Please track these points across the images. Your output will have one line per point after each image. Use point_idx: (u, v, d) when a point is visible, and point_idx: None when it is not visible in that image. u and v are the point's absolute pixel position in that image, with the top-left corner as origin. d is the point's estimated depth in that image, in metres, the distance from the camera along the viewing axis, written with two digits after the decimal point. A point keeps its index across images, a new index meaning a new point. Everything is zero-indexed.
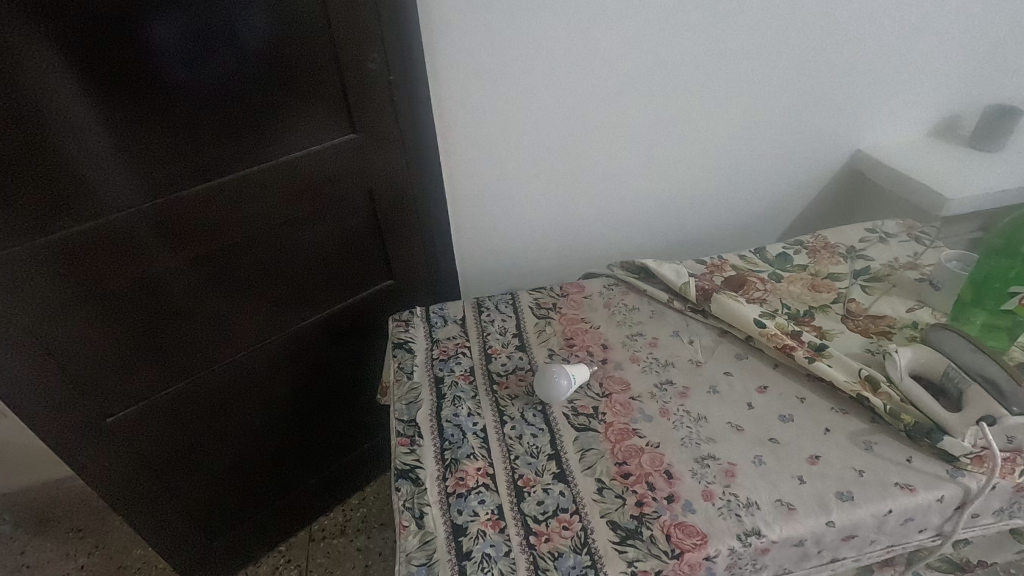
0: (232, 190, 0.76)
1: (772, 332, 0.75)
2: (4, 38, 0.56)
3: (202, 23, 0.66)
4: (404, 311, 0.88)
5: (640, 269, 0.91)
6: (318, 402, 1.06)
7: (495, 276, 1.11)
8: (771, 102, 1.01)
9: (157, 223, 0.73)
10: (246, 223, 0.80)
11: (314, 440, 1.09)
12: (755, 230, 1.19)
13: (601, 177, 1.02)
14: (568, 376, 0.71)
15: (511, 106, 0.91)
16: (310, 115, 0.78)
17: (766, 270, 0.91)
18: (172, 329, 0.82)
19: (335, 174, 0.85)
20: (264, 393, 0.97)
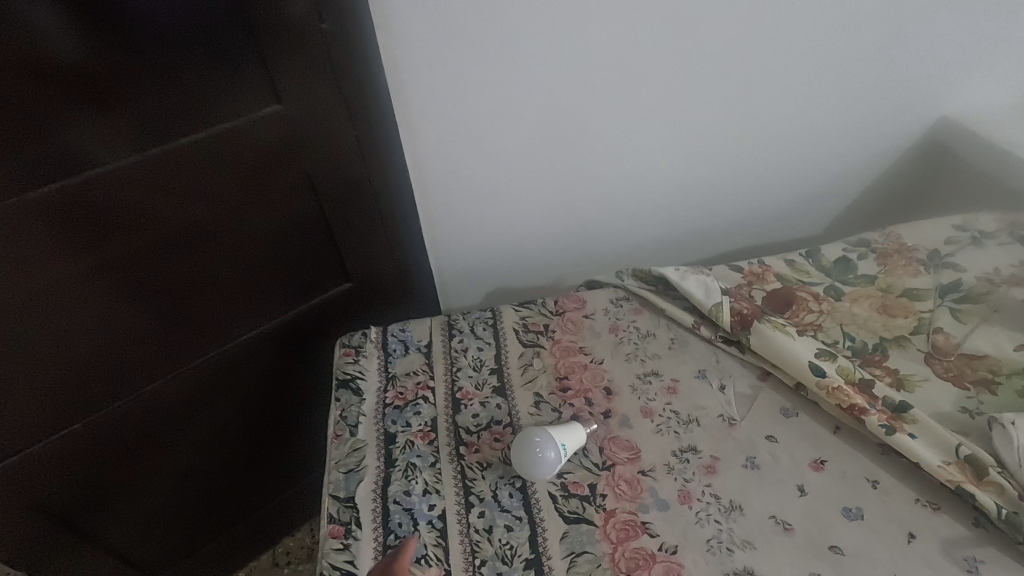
0: (146, 169, 0.59)
1: (835, 384, 0.56)
2: None
3: None
4: (356, 333, 0.70)
5: (658, 279, 0.69)
6: (272, 424, 0.90)
7: (481, 273, 0.91)
8: (841, 41, 0.75)
9: (49, 212, 0.56)
10: (167, 212, 0.62)
11: (267, 465, 0.94)
12: (806, 218, 0.96)
13: (612, 147, 0.80)
14: (556, 447, 0.53)
15: (490, 57, 0.68)
16: (246, 75, 0.59)
17: (821, 282, 0.70)
18: (92, 346, 0.66)
19: (279, 150, 0.66)
20: (206, 413, 0.81)
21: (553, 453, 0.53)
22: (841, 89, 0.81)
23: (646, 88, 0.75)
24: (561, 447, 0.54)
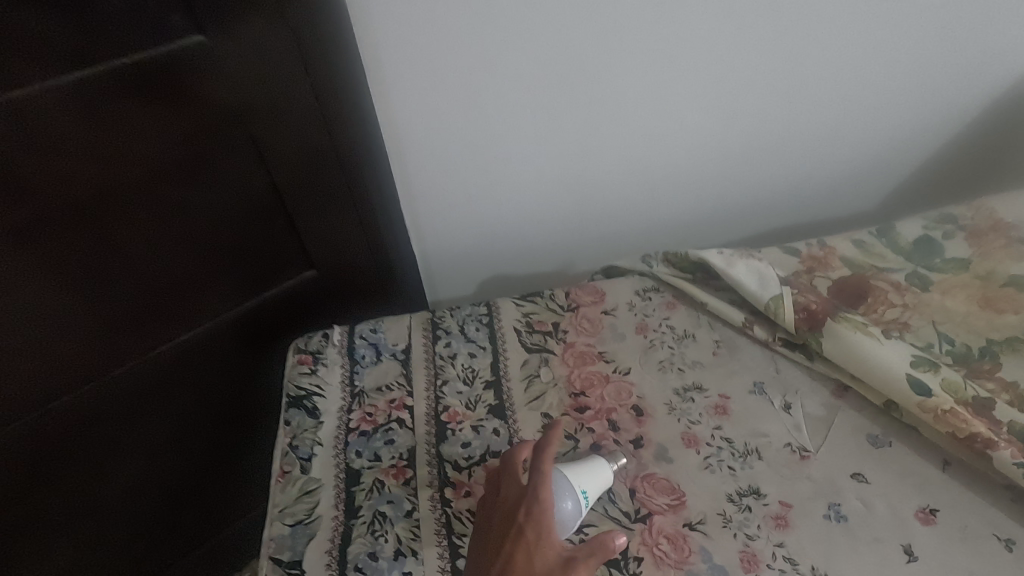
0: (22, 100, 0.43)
1: (945, 406, 0.42)
2: None
3: None
4: (315, 335, 0.55)
5: (695, 266, 0.56)
6: (217, 454, 0.70)
7: (475, 260, 0.76)
8: None
9: None
10: (58, 165, 0.46)
11: (221, 512, 0.74)
12: (868, 195, 0.77)
13: (630, 91, 0.62)
14: (575, 496, 0.39)
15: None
16: None
17: (900, 268, 0.56)
18: None
19: (214, 92, 0.50)
20: (142, 445, 0.62)
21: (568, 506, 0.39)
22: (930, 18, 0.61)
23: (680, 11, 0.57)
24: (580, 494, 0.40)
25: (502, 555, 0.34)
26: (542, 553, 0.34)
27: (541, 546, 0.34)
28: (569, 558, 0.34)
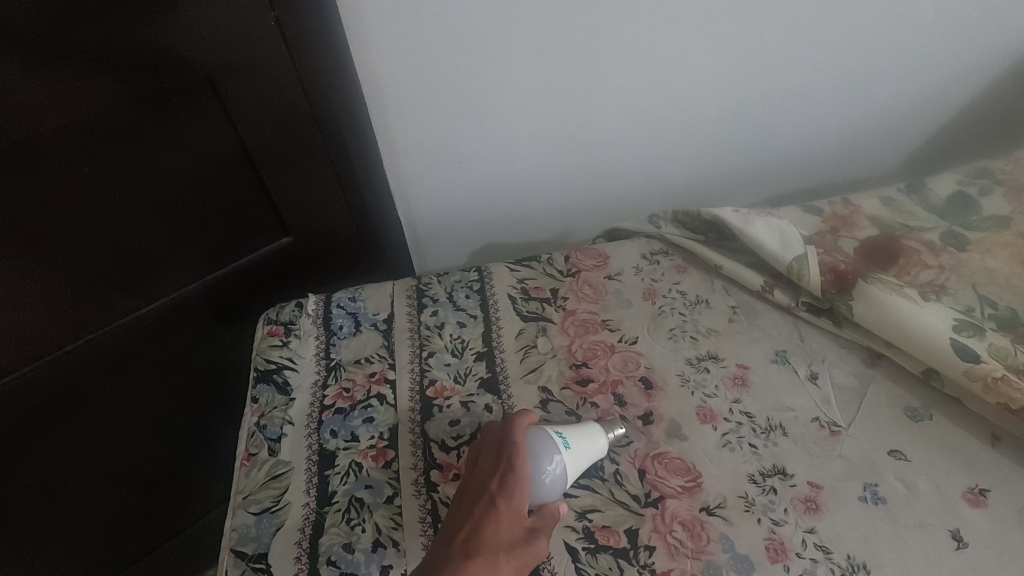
0: None
1: (997, 372, 0.37)
2: None
3: None
4: (288, 305, 0.50)
5: (708, 225, 0.50)
6: (182, 437, 0.64)
7: (466, 227, 0.71)
8: None
9: None
10: None
11: (194, 500, 0.69)
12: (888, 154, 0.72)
13: (635, 32, 0.55)
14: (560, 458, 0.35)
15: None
16: None
17: (934, 226, 0.51)
18: None
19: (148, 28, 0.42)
20: (94, 433, 0.57)
21: (549, 464, 0.35)
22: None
23: None
24: (558, 439, 0.36)
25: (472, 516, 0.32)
26: (511, 521, 0.32)
27: (513, 513, 0.32)
28: (534, 526, 0.32)
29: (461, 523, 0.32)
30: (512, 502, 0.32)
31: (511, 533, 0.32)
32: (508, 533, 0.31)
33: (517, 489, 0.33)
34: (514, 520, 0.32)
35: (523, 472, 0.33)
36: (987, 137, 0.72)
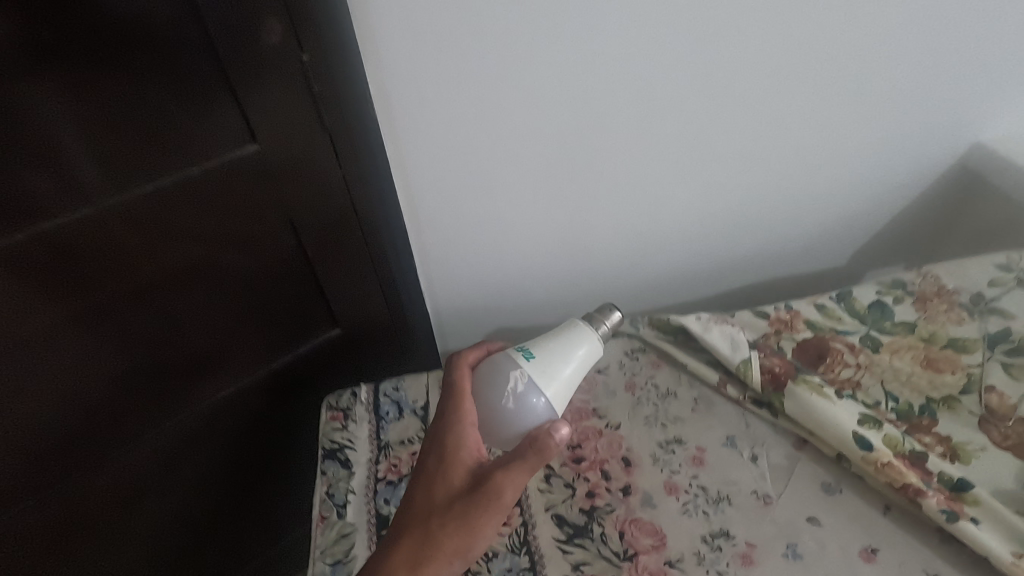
0: (98, 220, 0.53)
1: (885, 459, 0.50)
2: None
3: None
4: (345, 393, 0.63)
5: (677, 329, 0.64)
6: (241, 471, 0.78)
7: (481, 314, 0.84)
8: (879, 60, 0.66)
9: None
10: (127, 264, 0.56)
11: (246, 530, 0.85)
12: (825, 248, 0.87)
13: (618, 172, 0.70)
14: (524, 377, 0.47)
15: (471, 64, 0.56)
16: (212, 101, 0.52)
17: (856, 330, 0.64)
18: (43, 414, 0.59)
19: (250, 196, 0.59)
20: (179, 480, 0.73)
21: (509, 381, 0.47)
22: (875, 102, 0.70)
23: (661, 110, 0.65)
24: (521, 356, 0.49)
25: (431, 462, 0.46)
26: (456, 465, 0.45)
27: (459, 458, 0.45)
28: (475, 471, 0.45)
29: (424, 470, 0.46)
30: (455, 450, 0.46)
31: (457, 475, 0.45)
32: (454, 476, 0.45)
33: (461, 436, 0.46)
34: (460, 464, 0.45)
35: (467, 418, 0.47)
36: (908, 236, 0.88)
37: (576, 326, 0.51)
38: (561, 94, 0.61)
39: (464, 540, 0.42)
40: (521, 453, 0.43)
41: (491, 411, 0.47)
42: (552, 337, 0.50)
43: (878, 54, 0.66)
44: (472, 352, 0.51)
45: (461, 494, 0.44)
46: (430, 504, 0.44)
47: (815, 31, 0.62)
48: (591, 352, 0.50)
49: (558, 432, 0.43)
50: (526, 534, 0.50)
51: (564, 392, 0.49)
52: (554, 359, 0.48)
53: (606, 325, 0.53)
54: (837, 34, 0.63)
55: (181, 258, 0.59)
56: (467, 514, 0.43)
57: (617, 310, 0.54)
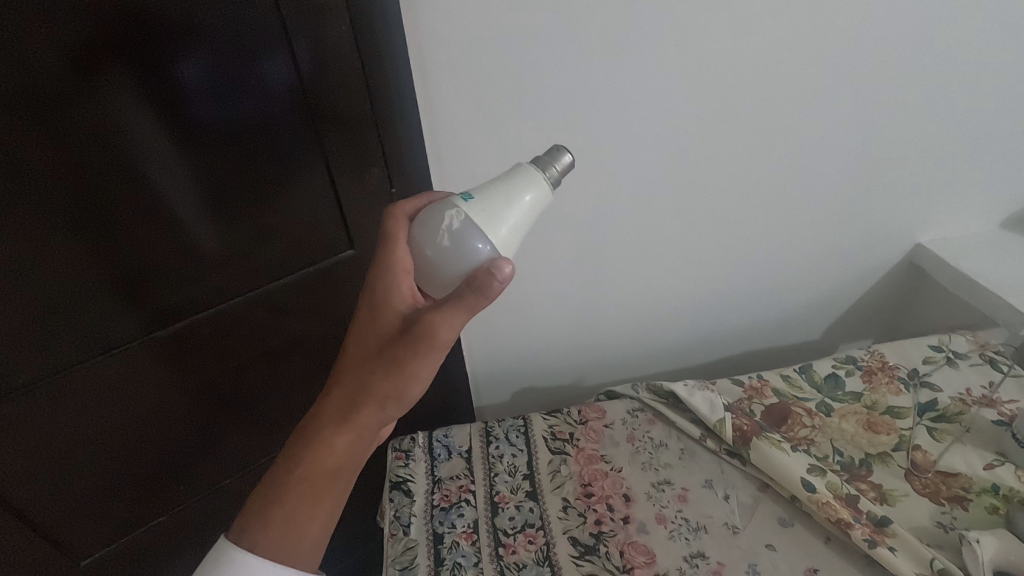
0: (244, 312, 0.73)
1: (824, 498, 0.65)
2: (94, 127, 0.53)
3: (232, 61, 0.54)
4: (406, 439, 0.80)
5: (668, 394, 0.80)
6: None
7: (509, 375, 1.02)
8: (833, 188, 0.83)
9: (169, 344, 0.70)
10: (257, 339, 0.77)
11: None
12: (796, 321, 1.04)
13: (624, 270, 0.88)
14: (461, 217, 0.45)
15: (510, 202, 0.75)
16: (325, 216, 0.70)
17: (813, 397, 0.79)
18: (183, 442, 0.80)
19: (345, 290, 0.79)
20: None
21: (444, 223, 0.45)
22: (830, 218, 0.88)
23: (658, 226, 0.82)
24: (461, 198, 0.46)
25: (367, 312, 0.51)
26: (388, 313, 0.50)
27: (392, 309, 0.50)
28: (405, 315, 0.49)
29: (362, 323, 0.51)
30: (388, 299, 0.49)
31: (389, 324, 0.50)
32: (387, 324, 0.50)
33: (390, 286, 0.49)
34: (392, 312, 0.50)
35: (396, 267, 0.49)
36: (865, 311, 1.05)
37: (523, 168, 0.47)
38: (582, 219, 0.78)
39: (394, 385, 0.48)
40: (458, 293, 0.44)
41: (427, 260, 0.47)
42: (495, 182, 0.46)
43: (833, 184, 0.83)
44: (412, 203, 0.52)
45: (391, 341, 0.49)
46: (367, 355, 0.50)
47: (780, 170, 0.79)
48: (539, 197, 0.46)
49: (498, 271, 0.42)
50: (549, 551, 0.66)
51: (510, 236, 0.45)
52: (494, 200, 0.45)
53: (558, 169, 0.48)
54: (799, 174, 0.80)
55: (292, 335, 0.80)
56: (396, 363, 0.47)
57: (569, 151, 0.49)
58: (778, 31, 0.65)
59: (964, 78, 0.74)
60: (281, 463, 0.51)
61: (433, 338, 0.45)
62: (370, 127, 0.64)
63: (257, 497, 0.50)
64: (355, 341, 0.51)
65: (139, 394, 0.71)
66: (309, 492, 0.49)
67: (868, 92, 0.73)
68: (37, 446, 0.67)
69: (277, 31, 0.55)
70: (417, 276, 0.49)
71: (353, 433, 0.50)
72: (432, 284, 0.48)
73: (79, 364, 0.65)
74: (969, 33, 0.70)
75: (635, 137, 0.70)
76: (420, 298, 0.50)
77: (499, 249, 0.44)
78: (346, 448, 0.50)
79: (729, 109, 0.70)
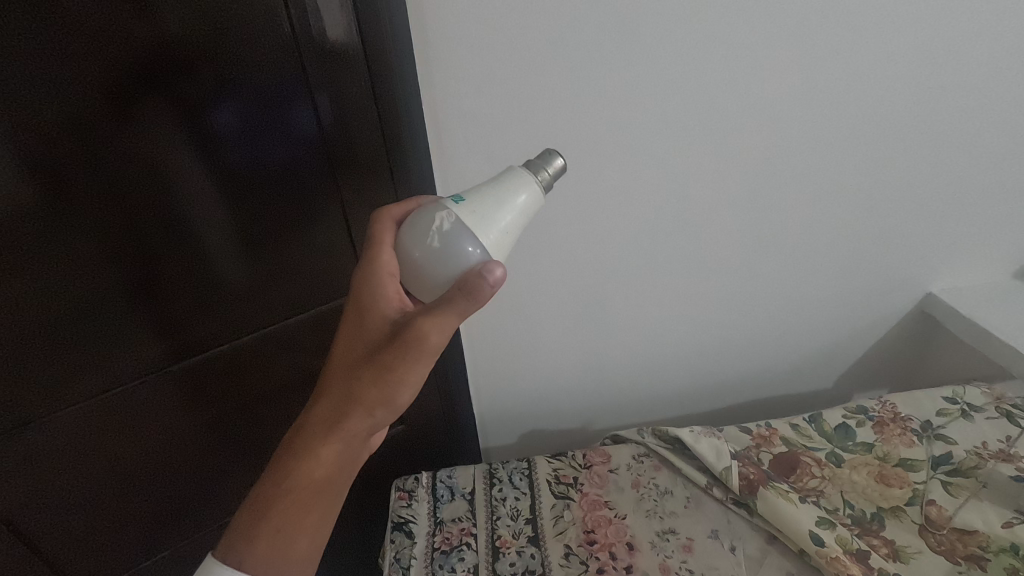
0: (261, 348, 0.76)
1: (833, 554, 0.64)
2: (133, 167, 0.57)
3: (259, 106, 0.58)
4: (410, 478, 0.80)
5: (674, 439, 0.80)
6: None
7: (517, 416, 1.02)
8: (839, 237, 0.84)
9: (188, 376, 0.72)
10: (271, 375, 0.79)
11: None
12: (807, 368, 1.03)
13: (631, 314, 0.88)
14: (451, 217, 0.47)
15: (518, 248, 0.77)
16: (343, 255, 0.73)
17: (823, 447, 0.78)
18: (193, 474, 0.81)
19: None
20: None
21: (435, 222, 0.47)
22: (839, 266, 0.88)
23: (664, 270, 0.83)
24: (453, 200, 0.48)
25: (353, 317, 0.52)
26: (374, 317, 0.50)
27: (378, 313, 0.50)
28: (393, 318, 0.50)
29: (348, 327, 0.52)
30: (375, 303, 0.50)
31: (375, 329, 0.50)
32: (373, 328, 0.50)
33: (378, 291, 0.50)
34: (378, 317, 0.50)
35: (384, 271, 0.50)
36: (877, 358, 1.04)
37: (516, 172, 0.49)
38: (587, 262, 0.80)
39: (383, 392, 0.49)
40: (450, 297, 0.45)
41: (416, 263, 0.48)
42: (487, 187, 0.48)
43: (839, 234, 0.84)
44: (398, 209, 0.53)
45: (379, 346, 0.50)
46: (355, 362, 0.51)
47: (786, 220, 0.80)
48: (530, 200, 0.49)
49: (490, 274, 0.44)
50: None
51: (500, 239, 0.47)
52: (485, 203, 0.47)
53: (549, 173, 0.50)
54: (804, 223, 0.81)
55: (306, 371, 0.82)
56: (385, 370, 0.48)
57: (561, 155, 0.52)
58: (779, 89, 0.67)
59: (969, 133, 0.75)
60: (272, 471, 0.53)
61: (422, 344, 0.46)
62: (384, 173, 0.67)
63: (250, 507, 0.53)
64: (344, 347, 0.52)
65: (154, 425, 0.73)
66: (297, 503, 0.52)
67: (872, 146, 0.74)
68: (54, 473, 0.69)
69: (303, 83, 0.58)
70: (403, 279, 0.51)
71: (342, 441, 0.51)
72: (420, 286, 0.50)
73: (104, 395, 0.68)
74: (973, 91, 0.71)
75: (638, 187, 0.72)
76: (407, 300, 0.51)
77: (489, 251, 0.47)
78: (335, 456, 0.52)
79: (732, 161, 0.72)
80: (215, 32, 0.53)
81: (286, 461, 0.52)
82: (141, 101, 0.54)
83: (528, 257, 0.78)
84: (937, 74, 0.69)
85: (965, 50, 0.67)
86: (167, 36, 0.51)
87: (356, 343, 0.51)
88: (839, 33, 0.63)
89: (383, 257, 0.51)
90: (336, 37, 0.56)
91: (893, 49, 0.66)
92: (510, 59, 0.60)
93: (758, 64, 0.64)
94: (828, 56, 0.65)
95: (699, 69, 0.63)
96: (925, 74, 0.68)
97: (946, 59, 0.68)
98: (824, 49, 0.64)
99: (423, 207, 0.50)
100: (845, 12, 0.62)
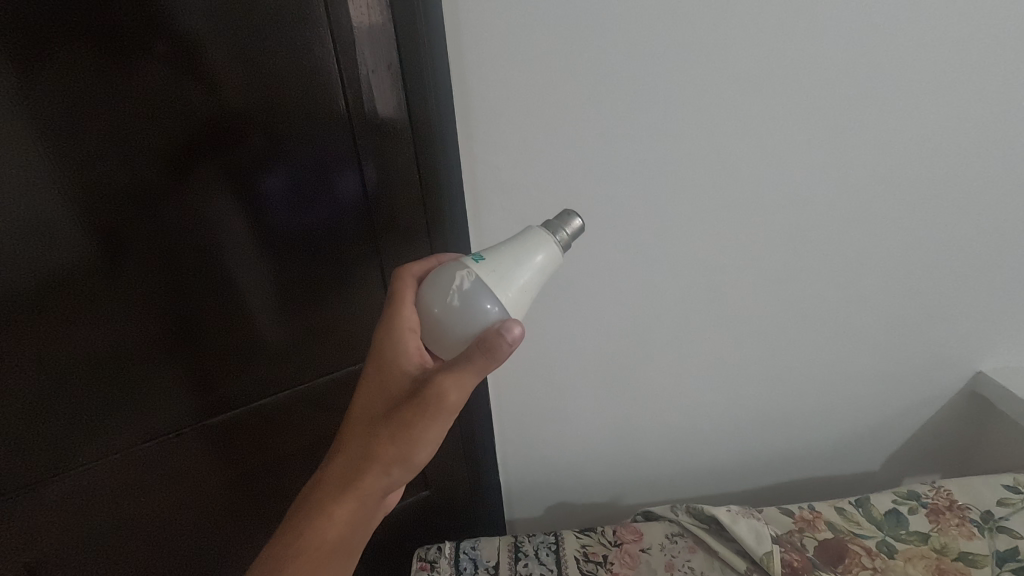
0: (288, 404, 0.76)
1: None
2: (185, 226, 0.61)
3: (305, 172, 0.62)
4: (432, 547, 0.78)
5: (710, 518, 0.75)
6: None
7: (544, 486, 0.98)
8: (877, 310, 0.82)
9: (218, 428, 0.73)
10: (299, 431, 0.79)
11: None
12: (852, 446, 0.98)
13: (663, 383, 0.87)
14: (470, 276, 0.48)
15: (550, 314, 0.77)
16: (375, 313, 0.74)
17: (872, 535, 0.73)
18: (216, 529, 0.80)
19: None
20: None
21: (455, 281, 0.48)
22: (878, 340, 0.85)
23: (696, 339, 0.82)
24: (473, 258, 0.49)
25: (372, 375, 0.52)
26: (393, 374, 0.51)
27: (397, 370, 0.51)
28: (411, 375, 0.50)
29: (366, 385, 0.53)
30: (394, 361, 0.51)
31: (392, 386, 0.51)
32: (393, 386, 0.51)
33: (397, 349, 0.51)
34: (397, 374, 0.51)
35: (404, 327, 0.51)
36: (927, 438, 0.98)
37: (535, 232, 0.51)
38: (617, 329, 0.80)
39: (401, 450, 0.49)
40: (468, 354, 0.46)
41: (436, 319, 0.49)
42: (507, 245, 0.50)
43: (877, 307, 0.82)
44: (417, 267, 0.55)
45: (397, 403, 0.50)
46: (373, 419, 0.51)
47: (821, 291, 0.79)
48: (550, 259, 0.50)
49: (508, 332, 0.44)
50: None
51: (520, 297, 0.48)
52: (504, 261, 0.48)
53: (567, 232, 0.52)
54: (840, 296, 0.80)
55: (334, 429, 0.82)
56: (404, 428, 0.48)
57: (579, 216, 0.53)
58: (805, 163, 0.68)
59: (1006, 209, 0.74)
60: (286, 529, 0.52)
61: (441, 402, 0.47)
62: (419, 235, 0.70)
63: (262, 566, 0.52)
64: (363, 403, 0.52)
65: (182, 478, 0.74)
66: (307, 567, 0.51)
67: (906, 219, 0.74)
68: (84, 522, 0.70)
69: (349, 151, 0.62)
70: (424, 335, 0.52)
71: (357, 499, 0.51)
72: (440, 344, 0.51)
73: (135, 447, 0.69)
74: (1010, 167, 0.70)
75: (668, 256, 0.73)
76: (427, 357, 0.52)
77: (507, 310, 0.48)
78: (349, 516, 0.51)
79: (763, 231, 0.73)
80: (272, 106, 0.58)
81: (301, 519, 0.51)
82: (200, 167, 0.58)
83: (557, 323, 0.78)
84: (970, 150, 0.69)
85: (1000, 127, 0.67)
86: (226, 107, 0.56)
87: (375, 400, 0.52)
88: (863, 112, 0.65)
89: (405, 314, 0.52)
90: (385, 111, 0.60)
91: (922, 127, 0.67)
92: (542, 133, 0.63)
93: (785, 139, 0.66)
94: (855, 132, 0.66)
95: (725, 144, 0.65)
96: (960, 149, 0.69)
97: (978, 137, 0.68)
98: (849, 125, 0.66)
99: (444, 265, 0.52)
100: (874, 90, 0.63)
